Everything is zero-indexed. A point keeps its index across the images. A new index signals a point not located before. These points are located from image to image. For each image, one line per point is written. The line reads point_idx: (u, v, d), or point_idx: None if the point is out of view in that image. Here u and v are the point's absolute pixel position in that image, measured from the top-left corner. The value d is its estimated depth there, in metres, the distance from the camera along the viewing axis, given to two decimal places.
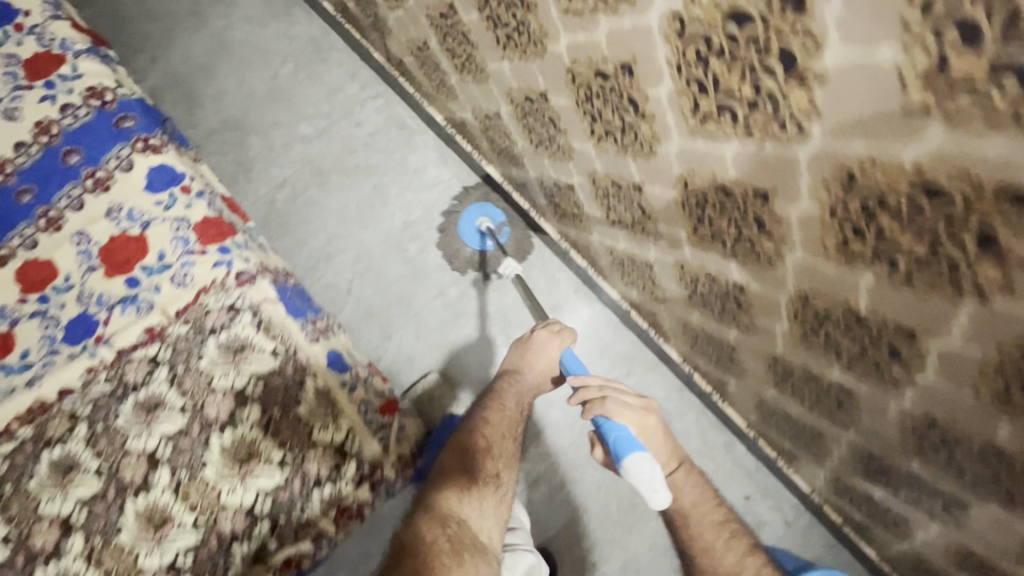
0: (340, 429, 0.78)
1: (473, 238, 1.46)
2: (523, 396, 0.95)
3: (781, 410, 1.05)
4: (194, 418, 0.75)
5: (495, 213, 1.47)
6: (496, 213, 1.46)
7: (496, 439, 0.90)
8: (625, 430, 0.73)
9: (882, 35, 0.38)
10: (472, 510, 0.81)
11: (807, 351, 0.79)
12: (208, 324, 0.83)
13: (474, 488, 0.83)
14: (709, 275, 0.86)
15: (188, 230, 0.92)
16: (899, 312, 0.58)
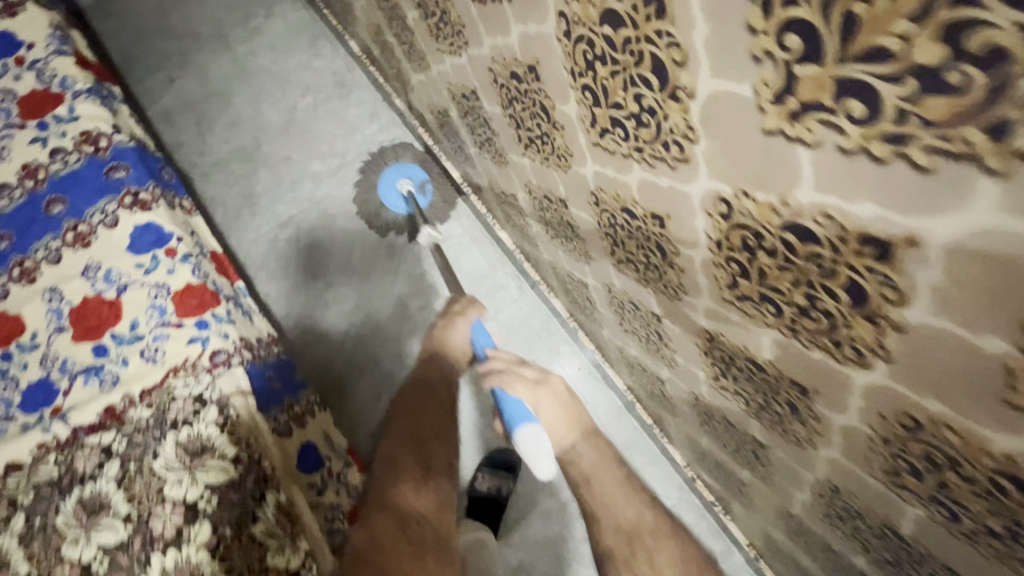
0: (298, 551, 0.70)
1: (395, 201, 1.41)
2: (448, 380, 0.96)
3: (792, 555, 0.95)
4: (137, 531, 0.68)
5: (416, 173, 1.42)
6: (415, 171, 1.41)
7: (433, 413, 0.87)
8: (521, 404, 0.82)
9: (989, 326, 0.29)
10: (428, 500, 0.73)
11: (829, 528, 0.70)
12: (171, 416, 0.76)
13: (430, 481, 0.76)
14: (727, 419, 0.77)
15: (166, 298, 0.85)
16: (951, 557, 0.49)
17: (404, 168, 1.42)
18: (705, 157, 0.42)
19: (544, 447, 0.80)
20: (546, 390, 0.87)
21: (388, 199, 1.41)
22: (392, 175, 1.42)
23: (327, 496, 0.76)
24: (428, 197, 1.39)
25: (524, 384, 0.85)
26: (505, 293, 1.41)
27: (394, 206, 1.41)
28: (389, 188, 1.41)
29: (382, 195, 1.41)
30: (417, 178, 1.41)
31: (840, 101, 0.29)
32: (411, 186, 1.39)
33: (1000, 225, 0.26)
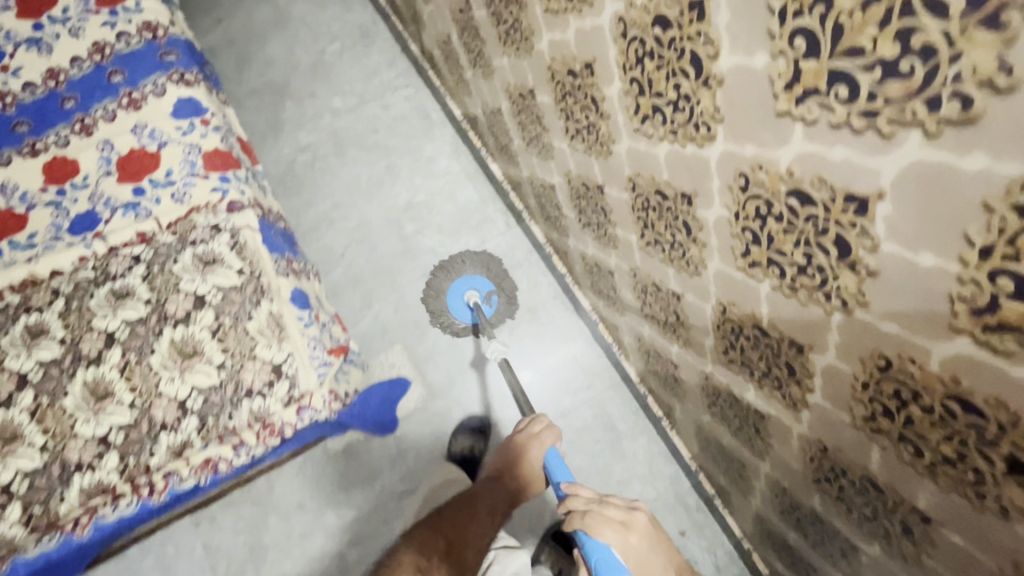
0: (281, 351, 0.85)
1: (463, 312, 1.39)
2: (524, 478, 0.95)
3: (715, 438, 1.05)
4: (155, 310, 0.83)
5: (482, 283, 1.39)
6: (482, 282, 1.39)
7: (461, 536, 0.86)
8: (608, 552, 0.67)
9: (755, 43, 0.44)
10: None
11: (729, 370, 0.83)
12: (191, 237, 0.91)
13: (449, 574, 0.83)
14: (655, 284, 0.90)
15: (197, 156, 1.01)
16: (791, 326, 0.61)
17: (467, 280, 1.39)
18: None
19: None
20: (635, 534, 0.72)
21: (455, 312, 1.38)
22: (461, 285, 1.39)
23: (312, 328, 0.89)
24: (494, 307, 1.38)
25: (614, 532, 0.70)
26: (493, 226, 1.56)
27: (461, 317, 1.38)
28: (455, 304, 1.38)
29: (447, 306, 1.38)
30: (483, 288, 1.39)
31: None
32: (478, 298, 1.36)
33: None
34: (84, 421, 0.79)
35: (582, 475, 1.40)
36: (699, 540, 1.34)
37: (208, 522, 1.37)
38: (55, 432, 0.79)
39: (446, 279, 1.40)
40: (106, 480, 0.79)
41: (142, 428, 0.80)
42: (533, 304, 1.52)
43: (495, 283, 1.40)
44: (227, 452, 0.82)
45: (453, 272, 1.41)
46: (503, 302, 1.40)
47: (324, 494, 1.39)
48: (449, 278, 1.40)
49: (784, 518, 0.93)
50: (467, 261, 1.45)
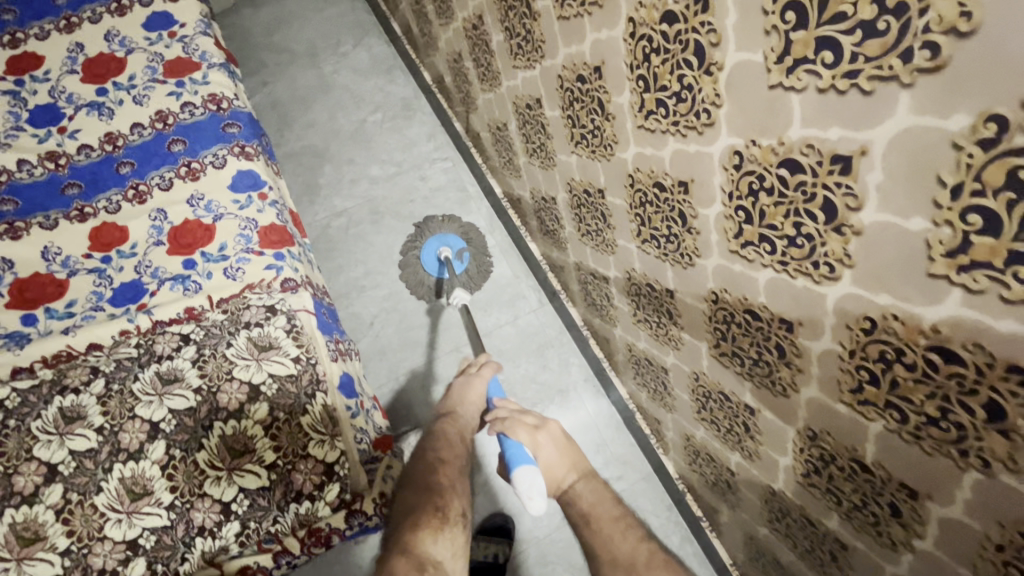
0: (334, 449, 0.80)
1: (432, 264, 1.52)
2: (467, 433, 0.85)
3: (771, 552, 1.00)
4: (205, 401, 0.77)
5: (454, 241, 1.52)
6: (456, 240, 1.52)
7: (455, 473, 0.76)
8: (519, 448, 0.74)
9: (915, 208, 0.44)
10: (446, 549, 0.65)
11: (807, 493, 0.79)
12: (245, 319, 0.87)
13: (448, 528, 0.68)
14: (722, 393, 0.88)
15: (253, 231, 0.99)
16: (906, 471, 0.58)
17: (443, 238, 1.53)
18: (726, 117, 0.58)
19: (539, 489, 0.69)
20: (546, 435, 0.80)
21: (426, 265, 1.51)
22: (436, 243, 1.52)
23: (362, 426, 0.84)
24: (465, 263, 1.51)
25: (527, 432, 0.78)
26: (525, 302, 1.55)
27: (431, 269, 1.52)
28: (428, 256, 1.51)
29: (420, 257, 1.51)
30: (455, 246, 1.52)
31: (819, 55, 0.45)
32: (450, 254, 1.50)
33: (912, 126, 0.41)
34: (116, 522, 0.72)
35: None
36: None
37: None
38: (81, 534, 0.71)
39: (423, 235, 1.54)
40: None
41: (178, 531, 0.73)
42: (563, 385, 1.49)
43: (467, 242, 1.53)
44: (267, 560, 0.78)
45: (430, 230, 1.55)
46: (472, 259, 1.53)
47: None
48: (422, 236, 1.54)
49: None
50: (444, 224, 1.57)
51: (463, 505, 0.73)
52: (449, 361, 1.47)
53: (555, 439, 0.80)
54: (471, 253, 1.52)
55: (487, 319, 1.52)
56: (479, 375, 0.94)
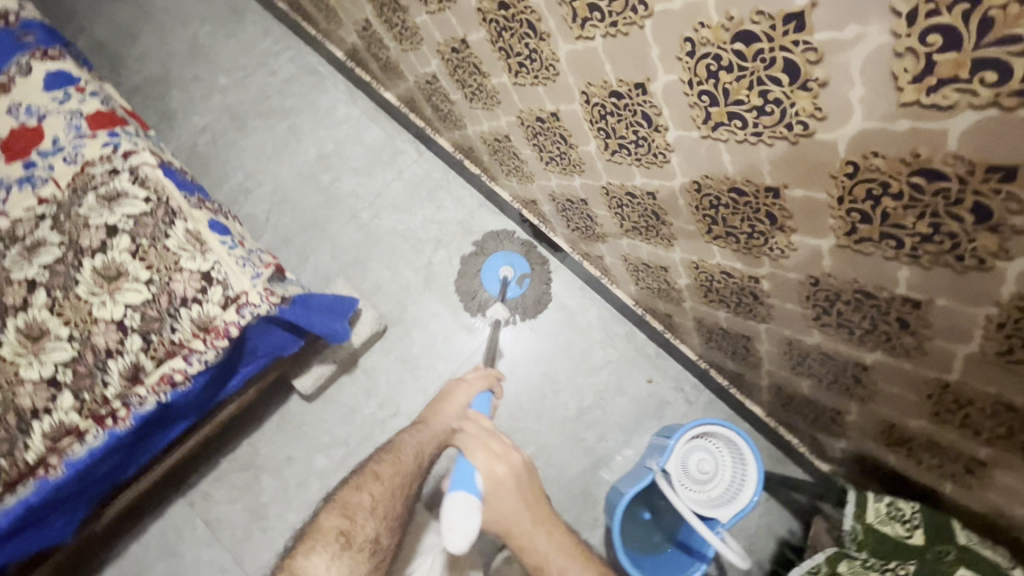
0: (207, 260, 0.89)
1: (491, 281, 1.50)
2: (421, 449, 0.92)
3: (639, 260, 1.15)
4: (70, 248, 0.85)
5: (520, 263, 1.51)
6: (521, 265, 1.51)
7: (374, 503, 0.86)
8: (467, 469, 0.84)
9: None
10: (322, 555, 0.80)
11: (616, 166, 0.91)
12: (91, 185, 0.93)
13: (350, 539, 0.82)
14: (538, 117, 0.97)
15: (80, 119, 1.03)
16: (631, 68, 0.69)
17: (508, 255, 1.51)
18: None
19: (460, 524, 0.79)
20: (504, 467, 0.86)
21: (484, 281, 1.50)
22: (502, 259, 1.52)
23: (234, 246, 0.92)
24: (522, 288, 1.50)
25: (486, 454, 0.86)
26: (405, 156, 1.62)
27: (486, 280, 1.50)
28: (491, 275, 1.50)
29: (481, 273, 1.50)
30: (519, 269, 1.51)
31: None
32: (512, 275, 1.49)
33: None
34: (28, 364, 0.81)
35: (549, 356, 1.51)
36: (667, 383, 1.50)
37: (202, 500, 1.38)
38: (2, 383, 0.81)
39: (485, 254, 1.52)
40: (66, 420, 0.82)
41: (87, 359, 0.83)
42: (462, 218, 1.58)
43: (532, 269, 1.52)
44: (179, 363, 0.85)
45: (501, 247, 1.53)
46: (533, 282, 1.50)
47: (310, 441, 1.42)
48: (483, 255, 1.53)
49: (709, 302, 1.06)
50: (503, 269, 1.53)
51: (375, 528, 0.85)
52: (351, 229, 1.57)
53: (514, 471, 0.87)
54: (533, 280, 1.51)
55: (375, 183, 1.60)
56: (468, 385, 1.01)
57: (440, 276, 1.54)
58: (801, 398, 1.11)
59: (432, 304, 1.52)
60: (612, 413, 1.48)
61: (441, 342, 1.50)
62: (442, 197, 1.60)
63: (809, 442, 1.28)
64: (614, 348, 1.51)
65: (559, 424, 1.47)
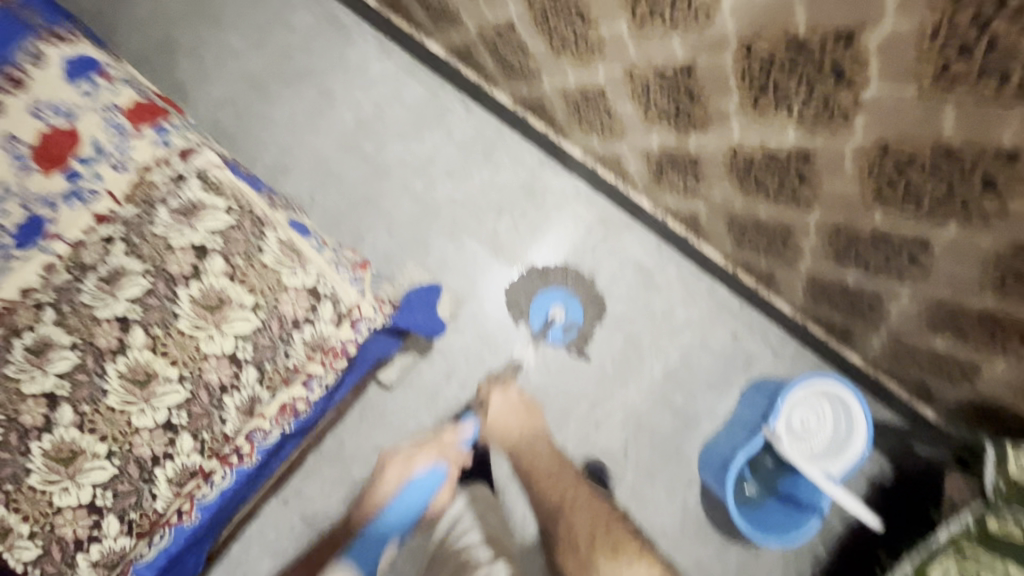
0: (309, 274, 0.79)
1: (538, 314, 1.44)
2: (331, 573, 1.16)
3: (751, 219, 1.05)
4: (158, 277, 0.74)
5: (575, 312, 1.44)
6: (576, 315, 1.44)
7: None
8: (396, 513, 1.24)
9: None
10: None
11: (760, 127, 0.80)
12: (158, 196, 0.80)
13: None
14: (658, 71, 0.85)
15: (119, 115, 0.88)
16: (839, 14, 0.57)
17: (570, 299, 1.44)
18: None
19: None
20: (500, 397, 1.35)
21: (531, 309, 1.44)
22: (559, 298, 1.44)
23: (330, 254, 0.83)
24: (563, 338, 1.43)
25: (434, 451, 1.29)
26: (453, 115, 1.47)
27: (533, 310, 1.44)
28: (542, 305, 1.44)
29: (534, 298, 1.44)
30: (571, 317, 1.44)
31: None
32: (561, 319, 1.43)
33: None
34: (140, 412, 0.73)
35: (629, 319, 1.44)
36: (754, 336, 1.44)
37: (296, 496, 1.36)
38: (113, 435, 0.72)
39: (544, 284, 1.44)
40: (190, 463, 0.76)
41: (202, 398, 0.74)
42: (523, 179, 1.46)
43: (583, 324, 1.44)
44: (298, 391, 0.79)
45: (567, 285, 1.44)
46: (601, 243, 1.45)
47: (394, 429, 1.38)
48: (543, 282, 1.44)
49: (840, 262, 0.97)
50: (571, 231, 1.45)
51: None
52: (405, 202, 1.44)
53: (507, 402, 1.34)
54: (578, 334, 1.43)
55: (424, 148, 1.46)
56: (410, 459, 1.30)
57: (508, 244, 1.45)
58: (926, 352, 1.06)
59: (501, 276, 1.44)
60: (699, 372, 1.43)
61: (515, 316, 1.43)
62: (499, 158, 1.46)
63: (913, 388, 1.26)
64: (696, 306, 1.45)
65: (647, 389, 1.43)
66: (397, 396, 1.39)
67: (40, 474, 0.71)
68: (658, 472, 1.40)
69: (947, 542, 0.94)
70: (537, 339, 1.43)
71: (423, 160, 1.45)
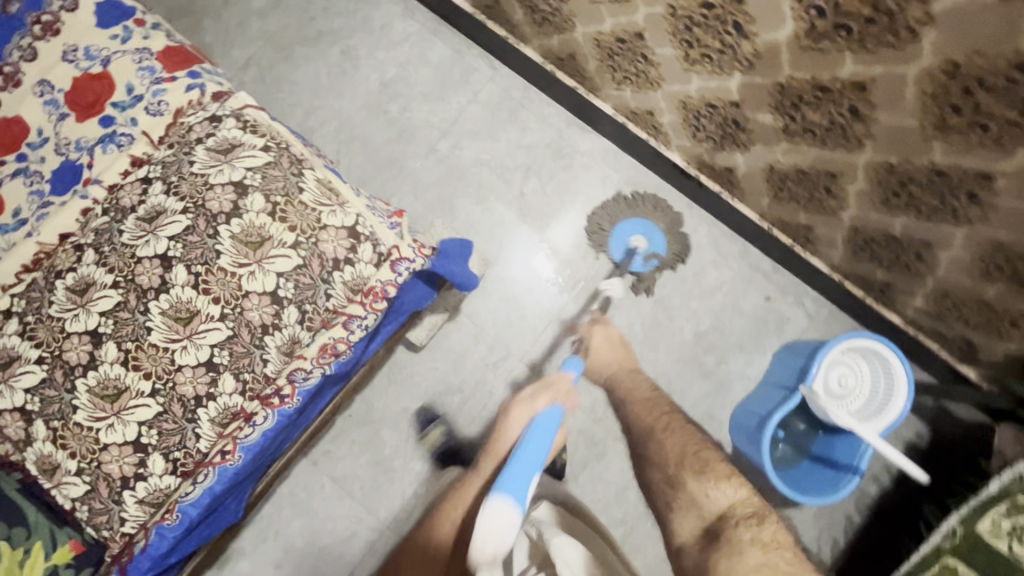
0: (348, 214, 0.77)
1: (623, 239, 1.41)
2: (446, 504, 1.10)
3: (793, 167, 1.02)
4: (198, 214, 0.73)
5: (659, 244, 1.41)
6: (660, 244, 1.41)
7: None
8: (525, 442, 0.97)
9: None
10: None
11: (813, 57, 0.78)
12: (194, 136, 0.79)
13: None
14: (703, 4, 0.83)
15: (151, 59, 0.87)
16: None
17: (654, 230, 1.41)
18: None
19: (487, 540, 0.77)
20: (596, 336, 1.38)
21: (615, 235, 1.41)
22: (644, 226, 1.41)
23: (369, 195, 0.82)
24: (643, 267, 1.41)
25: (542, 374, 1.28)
26: (479, 75, 1.44)
27: (619, 235, 1.41)
28: (626, 231, 1.41)
29: (619, 224, 1.41)
30: (655, 247, 1.41)
31: None
32: (643, 249, 1.41)
33: None
34: (182, 350, 0.72)
35: (659, 281, 1.41)
36: (787, 299, 1.41)
37: (326, 457, 1.36)
38: (157, 373, 0.72)
39: (630, 211, 1.41)
40: (232, 404, 0.75)
41: (244, 337, 0.74)
42: (551, 139, 1.43)
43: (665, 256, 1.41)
44: (339, 332, 0.78)
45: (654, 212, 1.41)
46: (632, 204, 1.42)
47: (423, 391, 1.38)
48: (626, 211, 1.42)
49: (888, 208, 0.94)
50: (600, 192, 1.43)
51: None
52: (431, 164, 1.42)
53: (607, 339, 1.37)
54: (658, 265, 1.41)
55: (450, 108, 1.43)
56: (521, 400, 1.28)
57: (537, 205, 1.42)
58: (974, 304, 1.03)
59: (529, 238, 1.42)
60: (730, 334, 1.41)
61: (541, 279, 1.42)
62: (526, 117, 1.43)
63: (956, 348, 1.22)
64: (729, 268, 1.41)
65: (677, 351, 1.40)
66: (425, 359, 1.39)
67: (87, 411, 0.71)
68: None
69: (996, 492, 0.93)
70: (620, 268, 1.41)
71: (448, 121, 1.43)
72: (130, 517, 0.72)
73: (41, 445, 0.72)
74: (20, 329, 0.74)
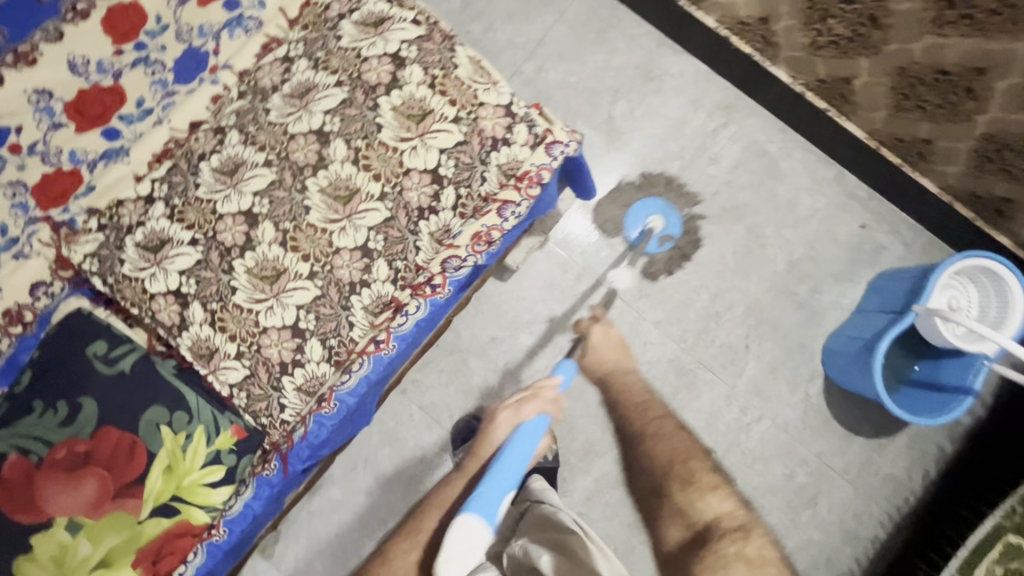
0: (502, 93, 0.72)
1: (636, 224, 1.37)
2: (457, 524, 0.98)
3: (931, 67, 0.98)
4: (355, 87, 0.71)
5: (673, 226, 1.37)
6: (674, 226, 1.37)
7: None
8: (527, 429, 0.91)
9: None
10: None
11: None
12: (335, 12, 0.75)
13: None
14: None
15: None
16: None
17: (671, 210, 1.37)
18: None
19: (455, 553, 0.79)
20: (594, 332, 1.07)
21: (627, 215, 1.37)
22: (658, 209, 1.37)
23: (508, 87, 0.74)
24: (659, 248, 1.37)
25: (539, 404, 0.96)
26: None
27: (631, 220, 1.37)
28: (641, 214, 1.37)
29: (632, 206, 1.37)
30: (670, 228, 1.37)
31: None
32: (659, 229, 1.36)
33: None
34: (341, 230, 0.70)
35: (750, 209, 1.37)
36: (883, 228, 1.36)
37: (414, 386, 1.35)
38: (315, 255, 0.70)
39: (643, 194, 1.37)
40: (384, 293, 0.71)
41: (401, 220, 0.71)
42: (639, 61, 1.38)
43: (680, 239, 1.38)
44: (493, 219, 0.73)
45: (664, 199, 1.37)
46: (724, 131, 1.37)
47: (509, 321, 1.35)
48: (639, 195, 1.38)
49: None
50: (690, 117, 1.37)
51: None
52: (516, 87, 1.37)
53: None
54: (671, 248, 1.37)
55: (535, 28, 1.38)
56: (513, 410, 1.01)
57: (624, 130, 1.37)
58: None
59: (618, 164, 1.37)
60: (824, 264, 1.37)
61: (628, 208, 1.37)
62: (614, 37, 1.38)
63: None
64: (824, 194, 1.37)
65: (768, 280, 1.37)
66: (510, 288, 1.36)
67: (246, 292, 0.70)
68: (780, 365, 1.36)
69: None
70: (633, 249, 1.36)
71: (533, 41, 1.38)
72: (289, 404, 0.70)
73: (198, 328, 0.69)
74: (167, 212, 0.71)
